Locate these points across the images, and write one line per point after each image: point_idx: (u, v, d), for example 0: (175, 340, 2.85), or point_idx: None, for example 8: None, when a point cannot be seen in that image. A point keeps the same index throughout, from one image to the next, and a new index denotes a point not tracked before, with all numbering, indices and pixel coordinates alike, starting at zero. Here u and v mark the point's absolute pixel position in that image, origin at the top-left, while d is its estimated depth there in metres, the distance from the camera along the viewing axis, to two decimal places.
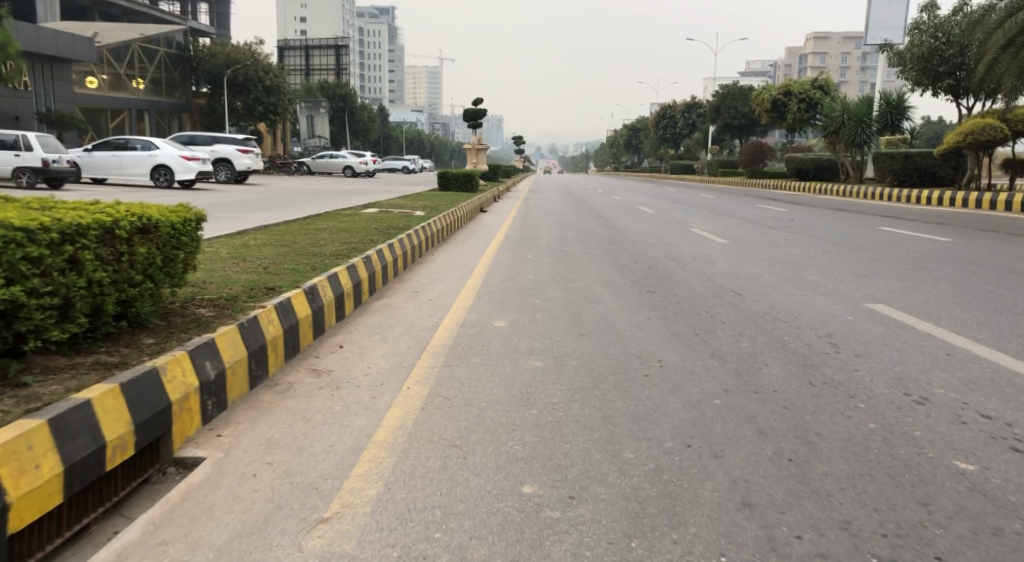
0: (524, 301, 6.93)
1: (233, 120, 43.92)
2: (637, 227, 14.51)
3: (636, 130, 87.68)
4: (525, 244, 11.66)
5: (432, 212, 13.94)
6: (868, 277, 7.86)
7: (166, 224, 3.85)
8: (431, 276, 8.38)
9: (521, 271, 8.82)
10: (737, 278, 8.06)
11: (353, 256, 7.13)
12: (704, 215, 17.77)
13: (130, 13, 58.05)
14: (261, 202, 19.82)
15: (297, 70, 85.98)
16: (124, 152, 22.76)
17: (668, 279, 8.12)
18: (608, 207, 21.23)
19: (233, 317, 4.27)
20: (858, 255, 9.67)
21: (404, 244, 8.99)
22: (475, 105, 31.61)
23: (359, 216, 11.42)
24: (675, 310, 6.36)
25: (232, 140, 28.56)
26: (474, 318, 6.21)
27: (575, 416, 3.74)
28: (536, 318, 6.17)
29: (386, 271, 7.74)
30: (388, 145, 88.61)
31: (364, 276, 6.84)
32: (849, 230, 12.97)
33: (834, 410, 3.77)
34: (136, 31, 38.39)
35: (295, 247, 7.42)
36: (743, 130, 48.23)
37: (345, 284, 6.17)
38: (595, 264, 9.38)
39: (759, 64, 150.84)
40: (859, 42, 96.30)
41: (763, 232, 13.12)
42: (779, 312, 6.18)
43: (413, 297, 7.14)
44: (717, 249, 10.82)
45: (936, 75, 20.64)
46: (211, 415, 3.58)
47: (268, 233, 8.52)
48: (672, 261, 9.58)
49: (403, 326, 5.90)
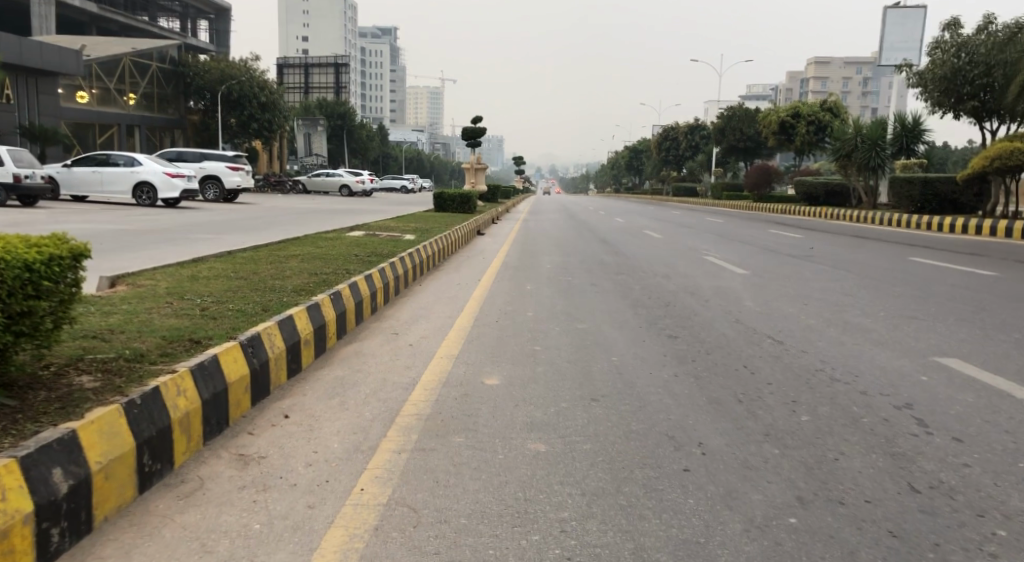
0: (521, 349, 5.81)
1: (227, 137, 43.08)
2: (645, 254, 13.45)
3: (637, 152, 87.22)
4: (524, 273, 10.55)
5: (424, 236, 12.87)
6: (924, 320, 6.74)
7: (15, 264, 2.68)
8: (415, 313, 7.27)
9: (520, 307, 7.72)
10: (769, 319, 6.96)
11: (320, 291, 6.03)
12: (715, 240, 16.69)
13: (128, 27, 57.80)
14: (246, 222, 18.74)
15: (296, 88, 85.74)
16: (105, 168, 21.75)
17: (690, 319, 6.99)
18: (612, 230, 20.13)
19: (124, 387, 3.12)
20: (900, 291, 8.57)
21: (386, 274, 7.90)
22: (474, 124, 30.65)
23: (341, 241, 10.33)
24: (706, 363, 5.25)
25: (221, 156, 27.53)
26: (462, 372, 5.07)
27: (595, 550, 2.58)
28: (537, 373, 5.03)
29: (361, 307, 6.62)
30: (387, 164, 88.06)
31: (331, 315, 5.74)
32: (878, 260, 11.87)
33: (964, 542, 2.63)
34: (128, 45, 37.69)
35: (252, 280, 6.32)
36: (748, 153, 47.52)
37: (301, 329, 5.03)
38: (605, 299, 8.26)
39: (760, 88, 151.18)
40: (861, 66, 96.38)
41: (785, 261, 12.03)
42: (834, 368, 5.06)
43: (390, 341, 6.02)
44: (737, 281, 9.73)
45: (959, 97, 19.75)
46: (57, 550, 2.39)
47: (230, 261, 7.44)
48: (691, 296, 8.48)
49: (372, 385, 4.77)
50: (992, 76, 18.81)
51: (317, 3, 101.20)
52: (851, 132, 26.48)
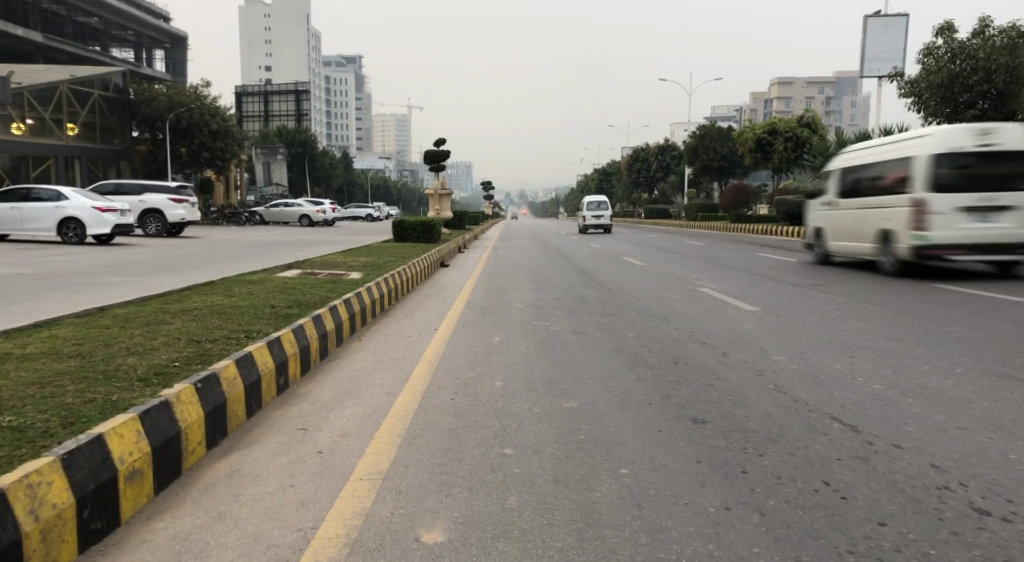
0: (487, 452, 4.00)
1: (177, 167, 40.66)
2: (633, 287, 11.81)
3: (607, 175, 86.89)
4: (496, 316, 8.84)
5: (374, 273, 10.97)
6: (1018, 382, 5.30)
7: None
8: (346, 387, 5.41)
9: (489, 371, 5.93)
10: (820, 392, 5.31)
11: (186, 375, 4.02)
12: (705, 267, 15.20)
13: (76, 58, 55.41)
14: (179, 260, 16.50)
15: (254, 116, 83.61)
16: (26, 203, 19.29)
17: (714, 391, 5.29)
18: (589, 257, 18.55)
19: None
20: (958, 336, 7.15)
21: (305, 333, 5.92)
22: (437, 147, 28.84)
23: (263, 285, 8.38)
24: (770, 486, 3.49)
25: (164, 188, 25.01)
26: (405, 508, 3.27)
27: None
28: (519, 509, 3.24)
29: (260, 387, 4.67)
30: (352, 193, 85.94)
31: (197, 414, 3.74)
32: (903, 293, 10.50)
33: None
34: (67, 73, 35.33)
35: (86, 358, 4.26)
36: (722, 172, 46.77)
37: (124, 455, 3.00)
38: (595, 354, 6.56)
39: (724, 109, 153.00)
40: (821, 86, 99.04)
41: (796, 296, 10.59)
42: (968, 489, 3.42)
43: (298, 444, 4.13)
44: (752, 324, 8.16)
45: (957, 104, 19.53)
46: None
47: (81, 324, 5.36)
48: (705, 348, 6.85)
49: (248, 545, 2.90)
50: (993, 82, 18.57)
51: (279, 32, 99.86)
52: (835, 148, 25.96)
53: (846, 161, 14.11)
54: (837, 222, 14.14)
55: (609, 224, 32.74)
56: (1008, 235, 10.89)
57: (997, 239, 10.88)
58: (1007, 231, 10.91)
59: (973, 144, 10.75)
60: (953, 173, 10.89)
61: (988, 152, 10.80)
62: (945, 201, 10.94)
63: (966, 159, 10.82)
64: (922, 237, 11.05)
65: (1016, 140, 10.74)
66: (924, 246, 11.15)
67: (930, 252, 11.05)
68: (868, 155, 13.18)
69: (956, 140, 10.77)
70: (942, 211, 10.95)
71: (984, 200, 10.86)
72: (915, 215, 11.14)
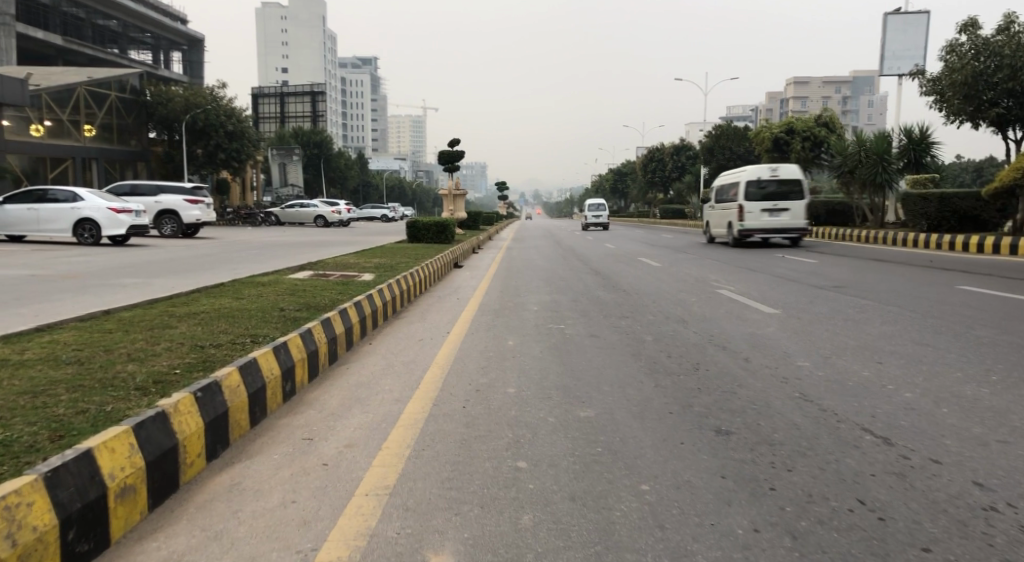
0: (499, 466, 3.80)
1: (193, 168, 40.90)
2: (650, 288, 11.58)
3: (622, 175, 86.35)
4: (510, 319, 8.64)
5: (386, 274, 10.83)
6: None
7: None
8: (354, 394, 5.23)
9: (501, 376, 5.73)
10: (850, 398, 5.05)
11: (185, 384, 3.85)
12: (724, 268, 14.89)
13: (96, 60, 56.09)
14: (192, 261, 16.47)
15: (270, 118, 84.18)
16: (42, 204, 19.38)
17: (736, 399, 5.06)
18: (604, 258, 18.32)
19: None
20: (991, 341, 6.85)
21: (313, 337, 5.76)
22: (451, 147, 28.70)
23: (273, 287, 8.24)
24: (803, 510, 3.25)
25: (179, 189, 25.09)
26: (413, 526, 3.08)
27: None
28: (533, 529, 3.03)
29: (264, 394, 4.51)
30: (367, 194, 86.15)
31: (196, 425, 3.57)
32: (930, 295, 10.18)
33: None
34: (84, 75, 35.64)
35: (84, 363, 4.11)
36: (739, 172, 46.24)
37: (114, 469, 2.82)
38: (611, 359, 6.35)
39: (740, 108, 151.60)
40: (838, 85, 98.04)
41: (818, 298, 10.30)
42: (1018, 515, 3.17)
43: (301, 456, 3.96)
44: (774, 328, 7.89)
45: (980, 103, 19.08)
46: None
47: (84, 329, 5.22)
48: (725, 352, 6.61)
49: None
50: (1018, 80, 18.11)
51: (295, 33, 100.53)
52: (854, 147, 25.53)
53: (727, 179, 21.46)
54: (728, 212, 21.15)
55: (603, 224, 38.14)
56: (787, 224, 19.56)
57: (780, 226, 19.58)
58: (786, 222, 19.64)
59: (767, 177, 19.53)
60: (758, 189, 19.36)
61: (776, 180, 19.46)
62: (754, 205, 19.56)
63: (765, 185, 19.42)
64: (740, 224, 19.76)
65: (791, 172, 19.43)
66: (743, 231, 19.94)
67: (745, 232, 19.74)
68: (734, 174, 20.79)
69: (757, 173, 19.54)
70: (752, 210, 19.55)
71: (773, 205, 19.46)
72: (740, 212, 19.62)
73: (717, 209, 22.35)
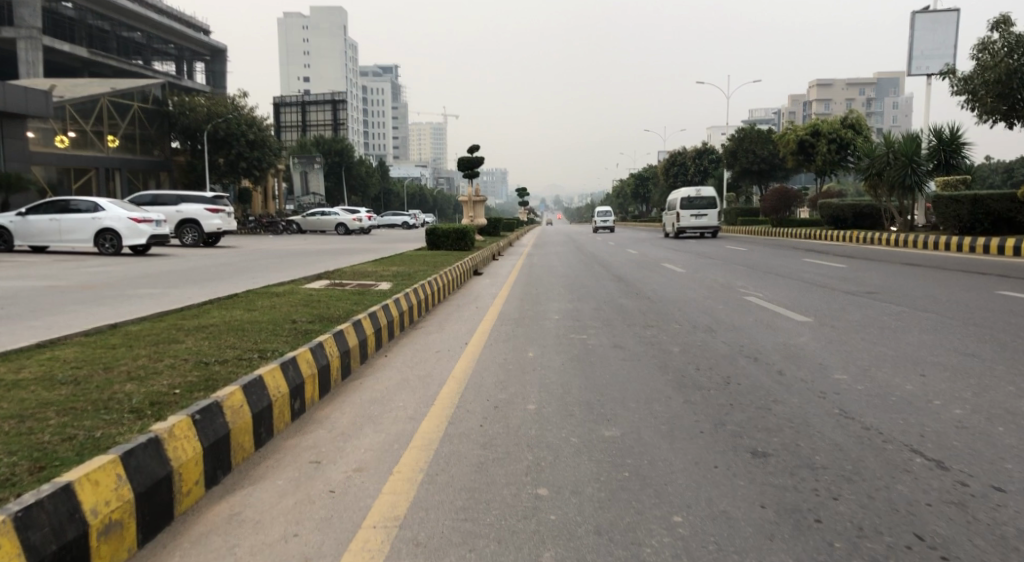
0: (516, 493, 3.51)
1: (215, 177, 41.31)
2: (674, 295, 11.24)
3: (644, 179, 85.72)
4: (530, 329, 8.36)
5: (404, 283, 10.63)
6: None
7: None
8: (366, 411, 4.99)
9: (520, 391, 5.43)
10: (897, 410, 4.67)
11: (184, 406, 3.63)
12: (750, 274, 14.47)
13: (121, 72, 57.08)
14: (211, 270, 16.41)
15: (292, 127, 85.10)
16: (64, 215, 19.54)
17: (773, 414, 4.71)
18: (626, 264, 17.98)
19: None
20: None
21: (325, 351, 5.53)
22: (471, 153, 28.52)
23: (288, 298, 8.07)
24: (856, 549, 2.91)
25: (200, 198, 25.24)
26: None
27: None
28: None
29: (270, 414, 4.29)
30: (388, 201, 86.50)
31: (194, 450, 3.34)
32: (969, 301, 9.72)
33: None
34: (108, 86, 36.19)
35: (80, 383, 3.91)
36: (763, 175, 45.49)
37: (97, 505, 2.59)
38: (636, 372, 6.03)
39: (762, 111, 149.92)
40: (862, 86, 96.62)
41: (852, 304, 9.88)
42: None
43: (307, 481, 3.70)
44: (806, 337, 7.50)
45: (1014, 101, 18.41)
46: None
47: (88, 344, 5.05)
48: (757, 364, 6.26)
49: None
50: None
51: (317, 42, 101.58)
52: (882, 149, 24.87)
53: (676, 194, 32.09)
54: (675, 218, 31.80)
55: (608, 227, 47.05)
56: (707, 223, 30.27)
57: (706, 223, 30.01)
58: (707, 223, 30.60)
59: (694, 195, 30.53)
60: (689, 202, 30.45)
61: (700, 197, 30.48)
62: (686, 212, 30.53)
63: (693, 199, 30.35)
64: (679, 224, 30.69)
65: (709, 191, 30.30)
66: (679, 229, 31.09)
67: (681, 229, 30.55)
68: (678, 195, 31.78)
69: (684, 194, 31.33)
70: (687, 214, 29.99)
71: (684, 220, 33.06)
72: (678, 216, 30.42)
73: (669, 216, 33.23)
